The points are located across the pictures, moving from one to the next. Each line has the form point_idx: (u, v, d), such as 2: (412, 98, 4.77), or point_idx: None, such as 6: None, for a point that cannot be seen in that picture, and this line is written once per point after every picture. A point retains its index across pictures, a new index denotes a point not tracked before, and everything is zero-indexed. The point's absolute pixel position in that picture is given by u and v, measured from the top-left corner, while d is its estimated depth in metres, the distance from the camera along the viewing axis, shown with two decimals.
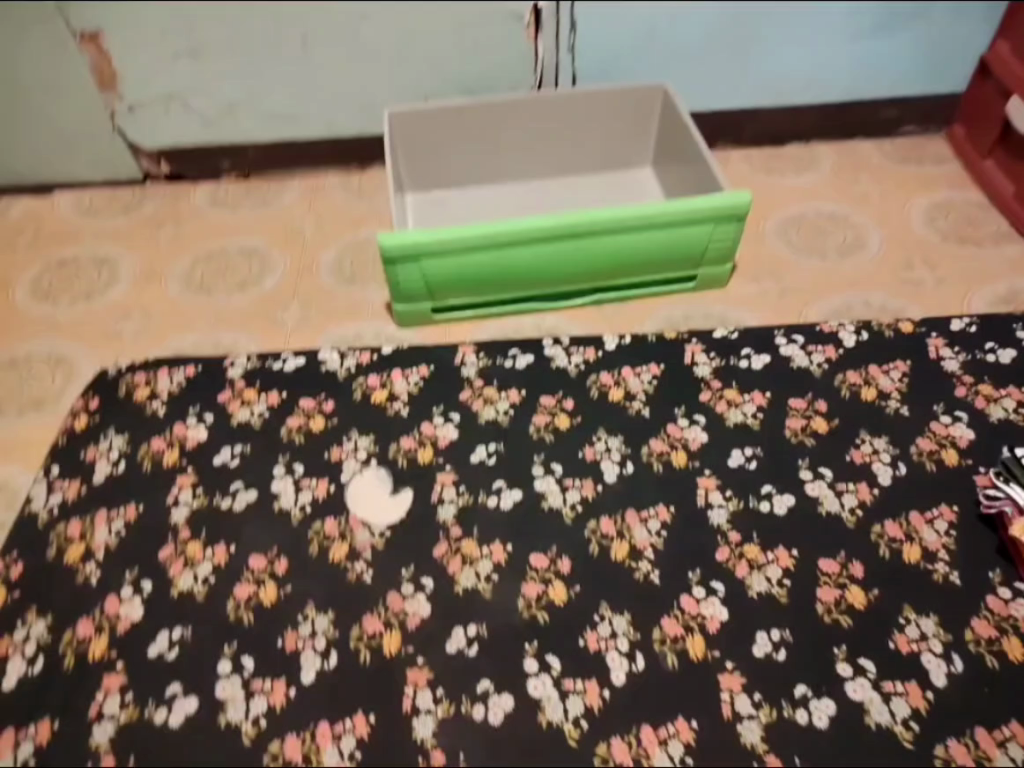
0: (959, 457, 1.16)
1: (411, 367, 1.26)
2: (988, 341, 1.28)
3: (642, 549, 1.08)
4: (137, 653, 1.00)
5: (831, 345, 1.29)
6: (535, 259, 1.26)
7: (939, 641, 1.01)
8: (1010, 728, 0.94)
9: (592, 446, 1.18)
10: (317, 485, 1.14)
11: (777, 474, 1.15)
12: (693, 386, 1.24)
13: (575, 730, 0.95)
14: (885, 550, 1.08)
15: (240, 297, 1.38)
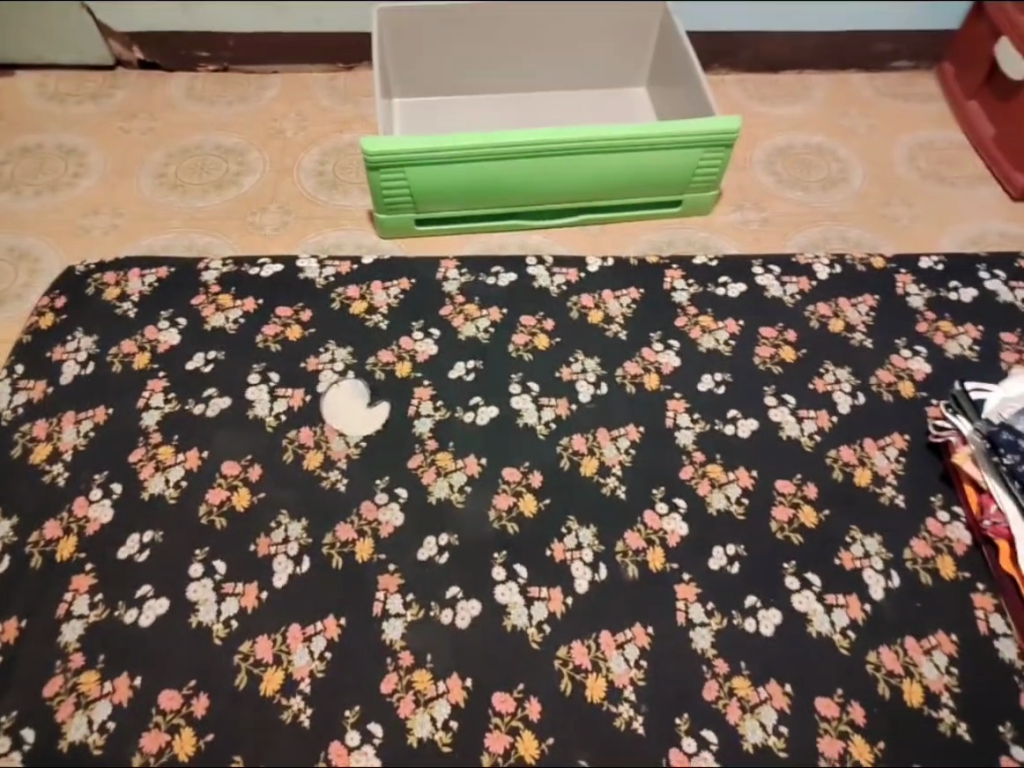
0: (913, 389, 1.21)
1: (390, 279, 1.24)
2: (952, 280, 1.32)
3: (610, 466, 1.12)
4: (107, 555, 1.01)
5: (805, 276, 1.31)
6: (521, 174, 1.24)
7: (880, 558, 1.08)
8: (936, 637, 1.02)
9: (568, 366, 1.19)
10: (292, 394, 1.14)
11: (744, 400, 1.19)
12: (669, 311, 1.26)
13: (539, 633, 1.00)
14: (838, 472, 1.14)
15: (217, 197, 1.34)
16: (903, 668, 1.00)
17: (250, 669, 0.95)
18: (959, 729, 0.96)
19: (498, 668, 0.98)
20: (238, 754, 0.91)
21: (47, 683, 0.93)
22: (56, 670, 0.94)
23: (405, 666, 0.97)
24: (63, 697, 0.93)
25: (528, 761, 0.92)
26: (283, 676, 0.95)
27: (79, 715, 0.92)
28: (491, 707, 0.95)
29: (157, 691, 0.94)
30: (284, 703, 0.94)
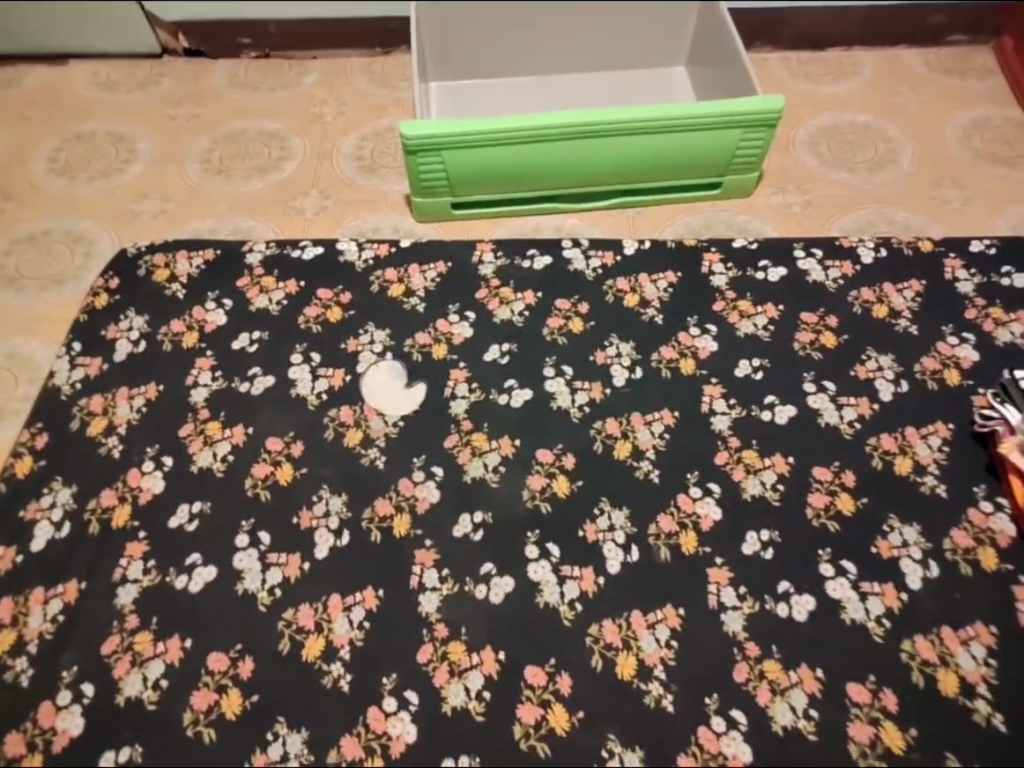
0: (960, 377, 1.18)
1: (427, 262, 1.26)
2: (1004, 264, 1.28)
3: (644, 449, 1.13)
4: (159, 523, 1.06)
5: (848, 260, 1.28)
6: (558, 157, 1.25)
7: (919, 548, 1.06)
8: (975, 628, 1.01)
9: (603, 350, 1.20)
10: (332, 374, 1.17)
11: (782, 386, 1.18)
12: (707, 295, 1.25)
13: (570, 611, 1.02)
14: (879, 461, 1.12)
15: (260, 182, 1.37)
16: (939, 658, 0.99)
17: (292, 635, 1.00)
18: (994, 720, 0.95)
19: (530, 643, 1.00)
20: (281, 715, 0.95)
21: (105, 642, 0.99)
22: (113, 630, 1.00)
23: (440, 638, 1.00)
24: (120, 655, 0.98)
25: (558, 734, 0.95)
26: (324, 643, 0.99)
27: (134, 673, 0.97)
28: (523, 681, 0.98)
29: (207, 653, 0.98)
30: (325, 669, 0.98)
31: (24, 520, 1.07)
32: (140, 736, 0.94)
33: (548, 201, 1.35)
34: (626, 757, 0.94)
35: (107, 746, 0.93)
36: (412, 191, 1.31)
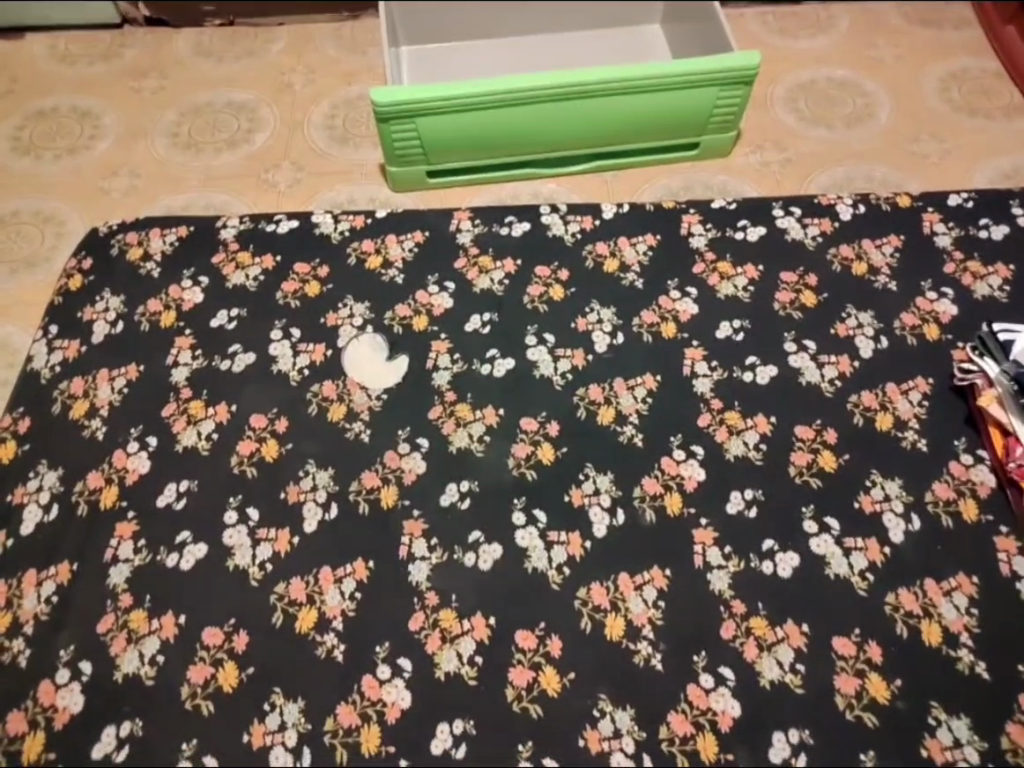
0: (938, 332, 1.19)
1: (404, 232, 1.24)
2: (982, 216, 1.28)
3: (627, 414, 1.13)
4: (147, 503, 1.06)
5: (827, 217, 1.28)
6: (533, 121, 1.23)
7: (901, 502, 1.08)
8: (957, 579, 1.03)
9: (584, 316, 1.20)
10: (313, 349, 1.16)
11: (764, 347, 1.18)
12: (687, 258, 1.24)
13: (559, 575, 1.03)
14: (860, 418, 1.13)
15: (230, 155, 1.34)
16: (922, 609, 1.01)
17: (285, 609, 1.01)
18: (976, 668, 0.98)
19: (521, 608, 1.01)
20: (277, 687, 0.97)
21: (100, 621, 1.00)
22: (108, 609, 1.00)
23: (431, 607, 1.01)
24: (115, 633, 0.99)
25: (550, 695, 0.97)
26: (317, 615, 1.00)
27: (130, 650, 0.98)
28: (515, 644, 0.99)
29: (201, 629, 0.99)
30: (318, 641, 0.99)
31: (12, 503, 1.07)
32: (140, 711, 0.95)
33: (525, 166, 1.33)
34: (617, 715, 0.96)
35: (108, 721, 0.95)
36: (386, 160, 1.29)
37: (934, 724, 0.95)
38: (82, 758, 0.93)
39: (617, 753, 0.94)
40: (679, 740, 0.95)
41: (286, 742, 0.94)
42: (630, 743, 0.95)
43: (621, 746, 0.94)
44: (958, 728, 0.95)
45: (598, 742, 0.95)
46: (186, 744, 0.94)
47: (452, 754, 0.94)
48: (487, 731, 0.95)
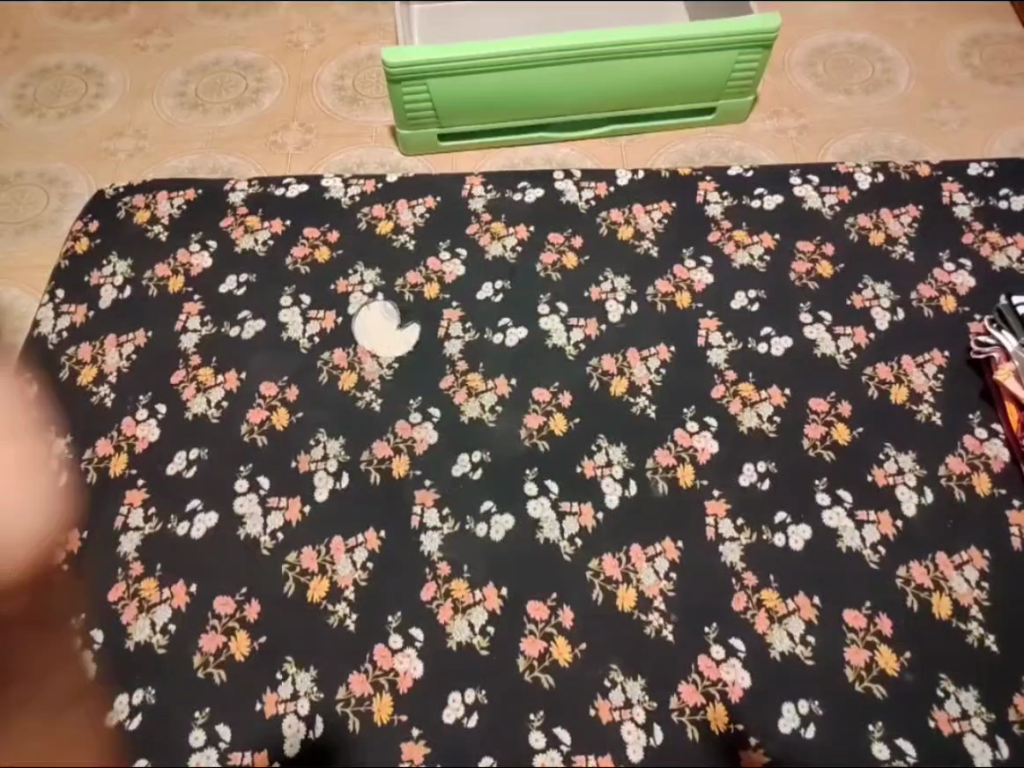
0: (956, 306, 1.17)
1: (416, 197, 1.22)
2: (1002, 187, 1.26)
3: (639, 384, 1.12)
4: (157, 471, 1.05)
5: (845, 185, 1.26)
6: (548, 84, 1.21)
7: (914, 475, 1.07)
8: (968, 552, 1.03)
9: (598, 285, 1.18)
10: (324, 316, 1.14)
11: (778, 316, 1.17)
12: (703, 226, 1.22)
13: (571, 546, 1.03)
14: (875, 390, 1.12)
15: (237, 117, 1.31)
16: (933, 583, 1.01)
17: (298, 578, 1.00)
18: (986, 641, 0.98)
19: (533, 579, 1.01)
20: (290, 655, 0.96)
21: (111, 588, 0.98)
22: (119, 576, 0.99)
23: (443, 576, 1.01)
24: (127, 602, 0.98)
25: (562, 664, 0.97)
26: (329, 585, 1.00)
27: (142, 619, 0.97)
28: (526, 615, 0.99)
29: (213, 597, 0.98)
30: (330, 609, 0.99)
31: (22, 470, 1.05)
32: (153, 679, 0.94)
33: (537, 132, 1.30)
34: (629, 685, 0.96)
35: (120, 690, 0.94)
36: (396, 123, 1.26)
37: (943, 696, 0.95)
38: (97, 726, 0.92)
39: (627, 723, 0.94)
40: (689, 709, 0.95)
41: (299, 710, 0.94)
42: (641, 713, 0.95)
43: (631, 716, 0.95)
44: (966, 699, 0.95)
45: (608, 711, 0.95)
46: (199, 712, 0.93)
47: (464, 722, 0.94)
48: (499, 701, 0.95)
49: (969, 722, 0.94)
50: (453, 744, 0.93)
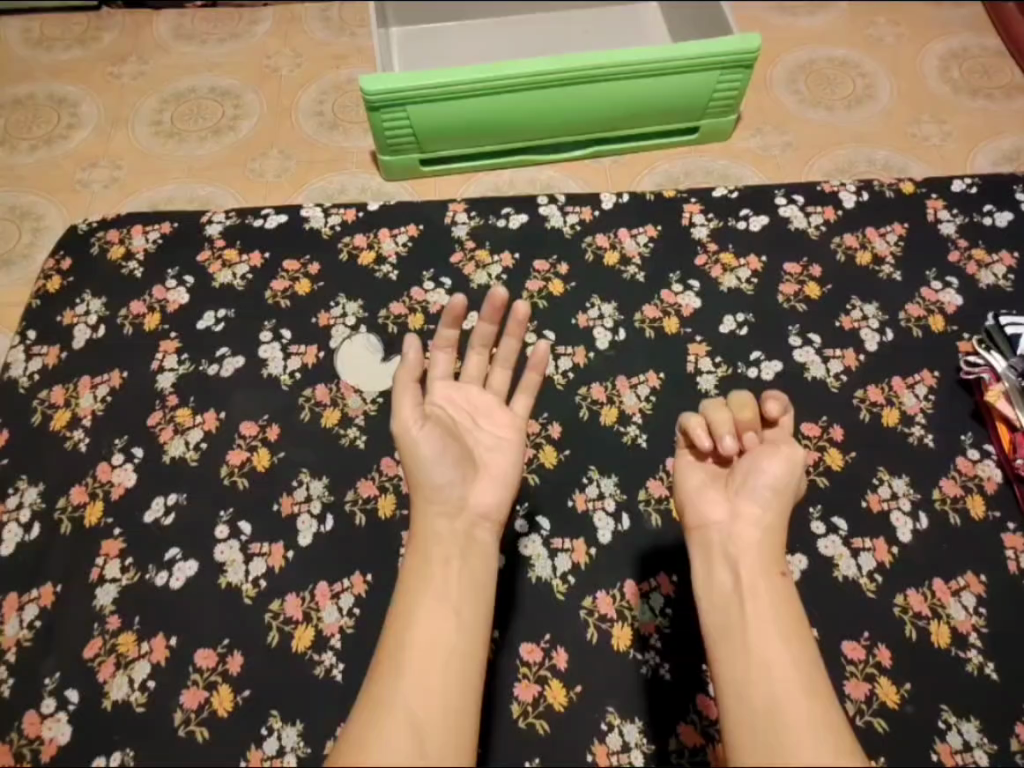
0: (944, 324, 1.17)
1: (398, 226, 1.19)
2: (986, 203, 1.26)
3: (629, 414, 1.10)
4: (134, 520, 1.00)
5: (831, 205, 1.25)
6: (531, 108, 1.19)
7: (908, 499, 1.06)
8: (964, 578, 1.02)
9: (585, 313, 1.16)
10: (305, 352, 1.10)
11: (768, 341, 1.15)
12: (688, 249, 1.21)
13: (563, 583, 1.01)
14: (866, 413, 1.11)
15: (214, 145, 1.28)
16: (931, 611, 1.00)
17: (281, 628, 0.95)
18: (986, 669, 0.97)
19: (525, 618, 0.99)
20: (275, 708, 0.92)
21: (87, 644, 0.94)
22: (95, 632, 0.95)
23: None
24: (103, 658, 0.93)
25: (557, 709, 0.95)
26: (314, 633, 0.95)
27: (119, 676, 0.93)
28: (520, 658, 0.97)
29: (194, 649, 0.94)
30: (317, 658, 0.94)
31: None
32: (132, 740, 0.90)
33: (520, 154, 1.28)
34: (625, 728, 0.94)
35: (98, 751, 0.89)
36: (377, 150, 1.23)
37: (945, 728, 0.94)
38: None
39: (625, 767, 0.92)
40: (689, 749, 0.93)
41: (286, 765, 0.89)
42: (638, 756, 0.92)
43: (629, 760, 0.92)
44: (968, 731, 0.94)
45: (606, 755, 0.93)
46: None
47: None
48: (493, 748, 0.93)
49: (972, 754, 0.93)
50: None
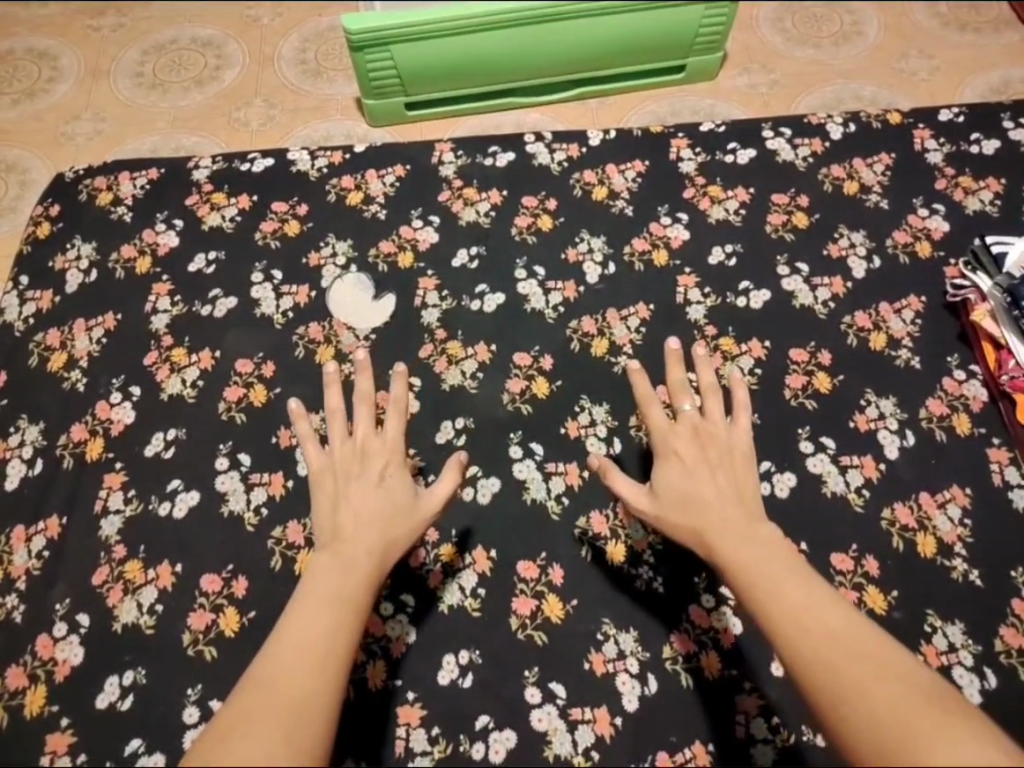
0: (930, 249, 1.20)
1: (385, 165, 1.21)
2: (973, 132, 1.29)
3: (621, 345, 1.11)
4: (134, 453, 1.01)
5: (816, 138, 1.28)
6: (517, 46, 1.21)
7: (895, 419, 1.08)
8: (951, 491, 1.04)
9: (574, 247, 1.18)
10: (297, 291, 1.12)
11: (755, 271, 1.17)
12: (677, 182, 1.24)
13: (557, 505, 1.03)
14: (853, 339, 1.13)
15: (198, 95, 1.32)
16: (917, 522, 1.02)
17: (284, 552, 0.96)
18: (971, 576, 0.99)
19: (520, 537, 1.01)
20: None
21: (94, 572, 0.95)
22: (102, 561, 0.96)
23: (432, 541, 1.01)
24: (110, 585, 0.94)
25: (554, 622, 0.97)
26: None
27: (128, 600, 0.94)
28: (517, 575, 0.99)
29: (199, 575, 0.95)
30: None
31: None
32: (143, 658, 0.91)
33: (505, 98, 1.31)
34: (620, 638, 0.96)
35: (110, 670, 0.90)
36: (362, 94, 1.26)
37: (930, 631, 0.96)
38: (88, 707, 0.89)
39: (621, 674, 0.94)
40: (681, 659, 0.95)
41: None
42: (634, 663, 0.95)
43: (625, 667, 0.95)
44: (953, 633, 0.96)
45: (602, 664, 0.95)
46: (191, 688, 0.89)
47: (459, 682, 0.94)
48: (492, 660, 0.95)
49: (957, 655, 0.95)
50: (447, 704, 0.93)
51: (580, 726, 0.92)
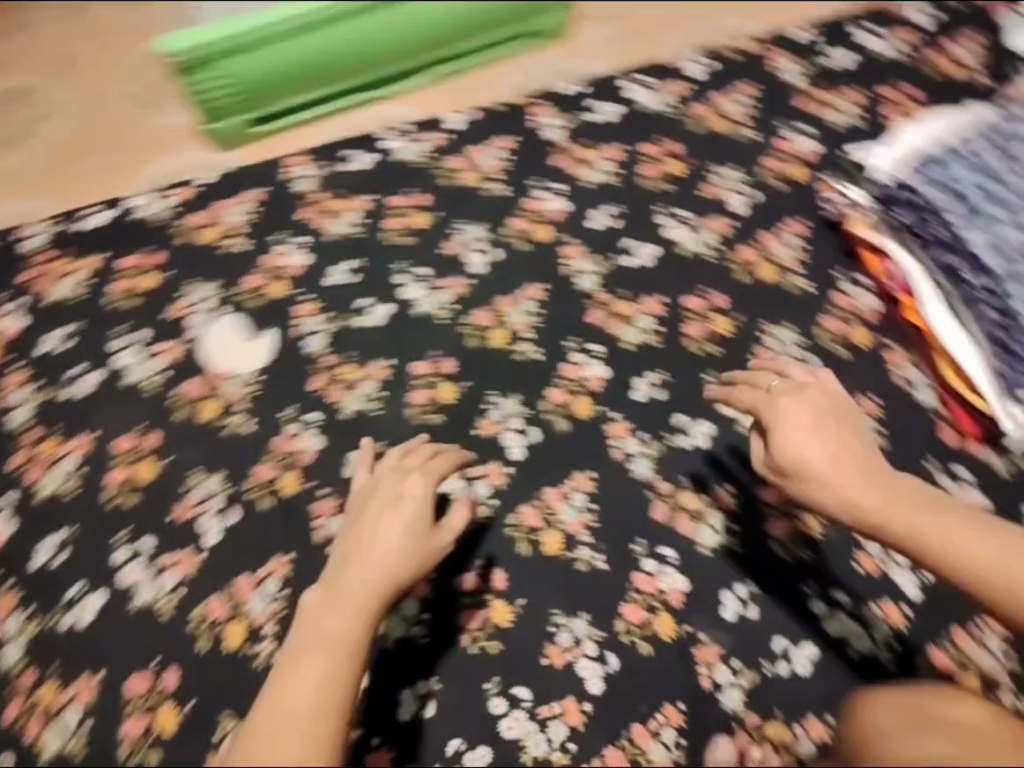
0: (807, 173, 1.15)
1: (244, 192, 1.12)
2: (833, 46, 1.24)
3: (519, 331, 1.08)
4: (22, 565, 0.95)
5: (677, 80, 1.21)
6: (398, 21, 1.20)
7: (796, 345, 1.05)
8: (860, 406, 1.01)
9: (452, 240, 1.11)
10: (165, 349, 1.04)
11: (638, 230, 1.13)
12: (539, 151, 1.17)
13: (484, 507, 1.00)
14: (741, 275, 1.10)
15: (25, 149, 1.16)
16: None
17: (209, 631, 0.94)
18: None
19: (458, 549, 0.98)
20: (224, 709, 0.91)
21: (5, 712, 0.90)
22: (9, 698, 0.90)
23: None
24: (27, 719, 0.90)
25: (506, 628, 0.96)
26: (245, 628, 0.94)
27: (48, 731, 0.89)
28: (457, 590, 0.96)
29: (126, 678, 0.92)
30: (252, 652, 0.93)
31: None
32: None
33: (377, 94, 1.23)
34: (573, 624, 0.96)
35: None
36: (205, 121, 1.17)
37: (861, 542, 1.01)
38: None
39: (580, 660, 0.95)
40: (637, 629, 0.96)
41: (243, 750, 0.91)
42: (591, 646, 0.95)
43: (582, 652, 0.95)
44: None
45: (560, 656, 0.95)
46: None
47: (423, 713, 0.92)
48: (452, 680, 0.93)
49: (890, 559, 1.01)
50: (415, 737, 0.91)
51: (551, 723, 0.92)
